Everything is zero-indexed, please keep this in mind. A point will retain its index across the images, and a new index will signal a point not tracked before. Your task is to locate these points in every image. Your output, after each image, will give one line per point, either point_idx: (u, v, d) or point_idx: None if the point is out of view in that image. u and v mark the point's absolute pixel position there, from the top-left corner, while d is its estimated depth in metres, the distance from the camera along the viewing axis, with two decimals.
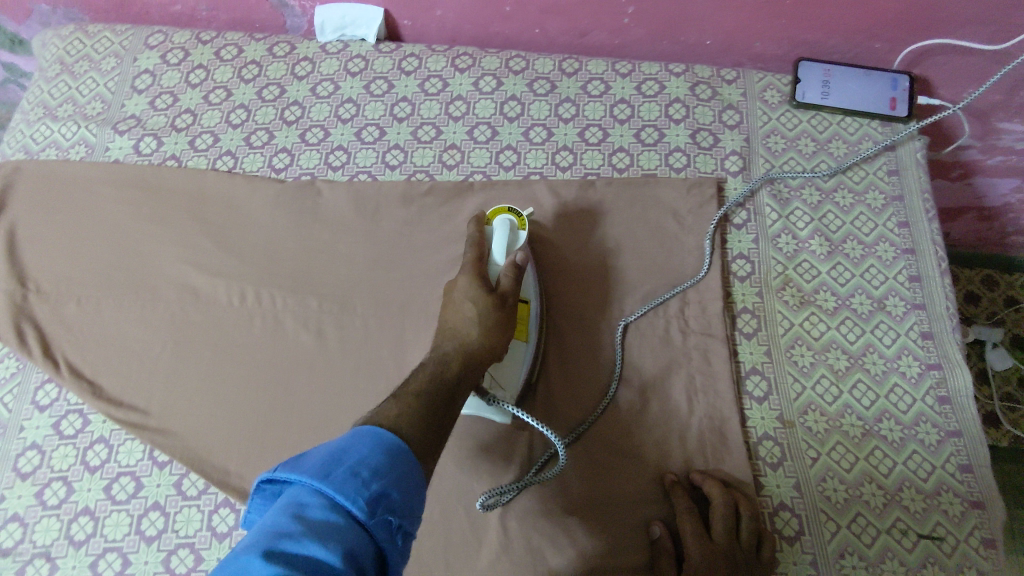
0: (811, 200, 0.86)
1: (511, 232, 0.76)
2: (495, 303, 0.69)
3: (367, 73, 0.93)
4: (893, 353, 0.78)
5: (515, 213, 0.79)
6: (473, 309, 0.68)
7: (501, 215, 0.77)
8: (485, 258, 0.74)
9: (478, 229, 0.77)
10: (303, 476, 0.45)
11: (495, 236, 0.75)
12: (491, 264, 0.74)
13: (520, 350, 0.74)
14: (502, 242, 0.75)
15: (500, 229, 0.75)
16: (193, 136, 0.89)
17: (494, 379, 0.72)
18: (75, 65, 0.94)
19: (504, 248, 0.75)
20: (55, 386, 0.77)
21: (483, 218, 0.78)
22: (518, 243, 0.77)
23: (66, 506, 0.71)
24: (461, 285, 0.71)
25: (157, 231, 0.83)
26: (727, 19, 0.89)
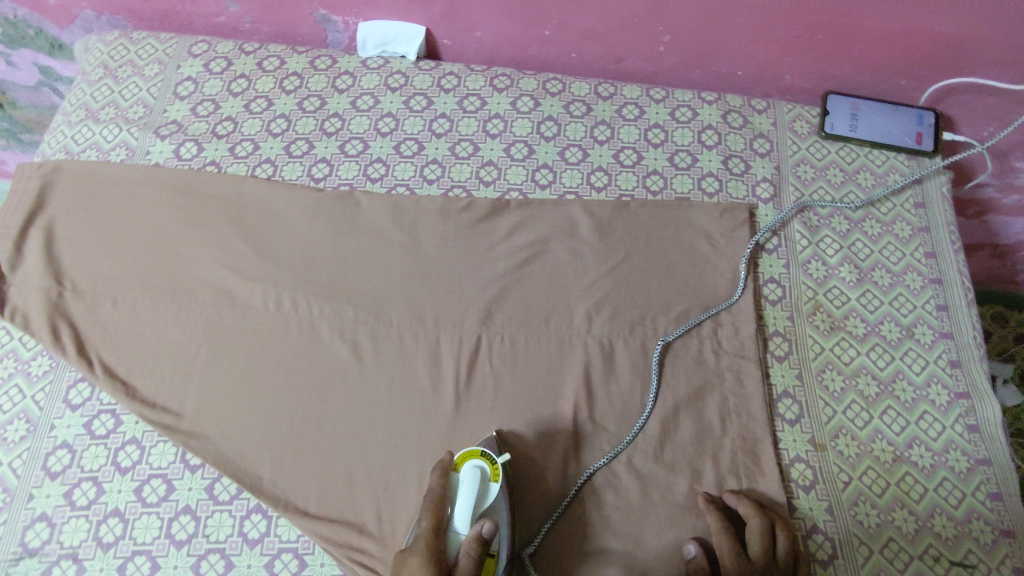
0: (841, 228, 0.88)
1: (480, 485, 0.68)
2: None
3: (406, 89, 0.95)
4: (922, 381, 0.79)
5: (489, 459, 0.70)
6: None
7: (470, 463, 0.69)
8: (444, 528, 0.66)
9: (445, 480, 0.69)
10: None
11: (460, 493, 0.67)
12: (453, 538, 0.65)
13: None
14: (467, 506, 0.66)
15: (467, 486, 0.67)
16: (234, 144, 0.90)
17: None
18: (119, 69, 0.95)
19: (469, 518, 0.66)
20: (88, 385, 0.77)
21: (450, 465, 0.70)
22: (486, 501, 0.68)
23: (95, 507, 0.70)
24: (412, 564, 0.62)
25: (195, 235, 0.84)
26: (760, 51, 0.92)
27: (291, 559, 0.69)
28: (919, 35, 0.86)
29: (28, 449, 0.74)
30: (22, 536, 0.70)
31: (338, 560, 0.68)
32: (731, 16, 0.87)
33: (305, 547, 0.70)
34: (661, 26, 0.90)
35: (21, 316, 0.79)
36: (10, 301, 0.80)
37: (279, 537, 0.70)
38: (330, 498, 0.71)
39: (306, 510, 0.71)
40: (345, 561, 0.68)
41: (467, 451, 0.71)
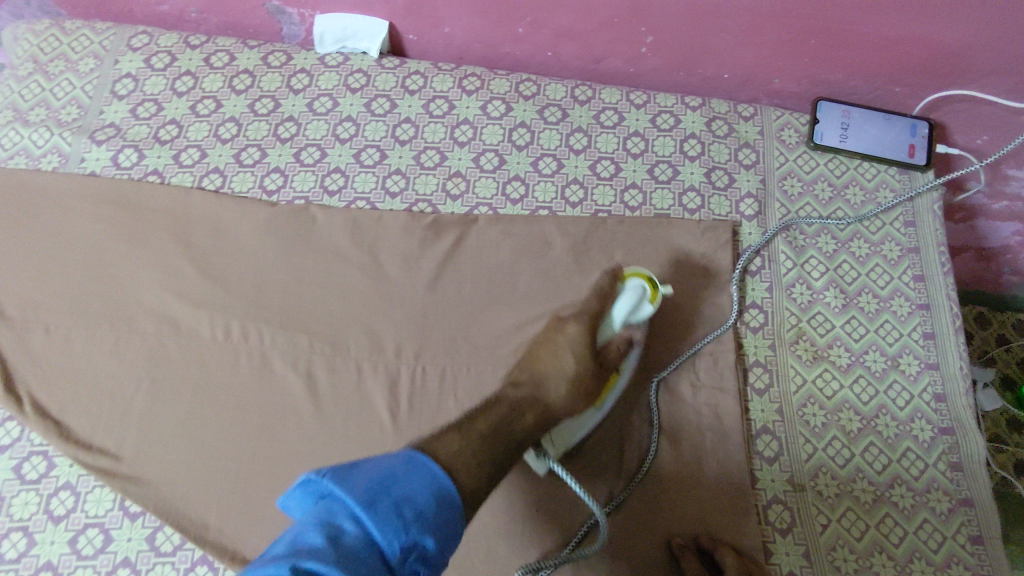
0: (827, 248, 0.83)
1: (639, 301, 0.68)
2: (592, 375, 0.64)
3: (368, 90, 0.87)
4: (906, 416, 0.76)
5: (652, 282, 0.70)
6: (572, 369, 0.63)
7: (636, 280, 0.69)
8: (602, 314, 0.67)
9: (611, 279, 0.69)
10: (347, 496, 0.44)
11: (625, 293, 0.67)
12: (605, 325, 0.67)
13: (588, 414, 0.71)
14: (627, 309, 0.67)
15: (630, 293, 0.67)
16: (178, 150, 0.83)
17: (551, 437, 0.68)
18: (50, 65, 0.86)
19: (627, 316, 0.67)
20: (17, 424, 0.71)
21: (618, 273, 0.70)
22: (641, 315, 0.68)
23: (26, 561, 0.66)
24: (568, 334, 0.65)
25: (136, 254, 0.77)
26: (748, 55, 0.86)
27: None
28: (916, 42, 0.80)
29: None
30: None
31: None
32: (718, 18, 0.81)
33: None
34: (643, 26, 0.83)
35: None
36: None
37: None
38: None
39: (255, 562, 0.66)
40: None
41: (636, 269, 0.71)
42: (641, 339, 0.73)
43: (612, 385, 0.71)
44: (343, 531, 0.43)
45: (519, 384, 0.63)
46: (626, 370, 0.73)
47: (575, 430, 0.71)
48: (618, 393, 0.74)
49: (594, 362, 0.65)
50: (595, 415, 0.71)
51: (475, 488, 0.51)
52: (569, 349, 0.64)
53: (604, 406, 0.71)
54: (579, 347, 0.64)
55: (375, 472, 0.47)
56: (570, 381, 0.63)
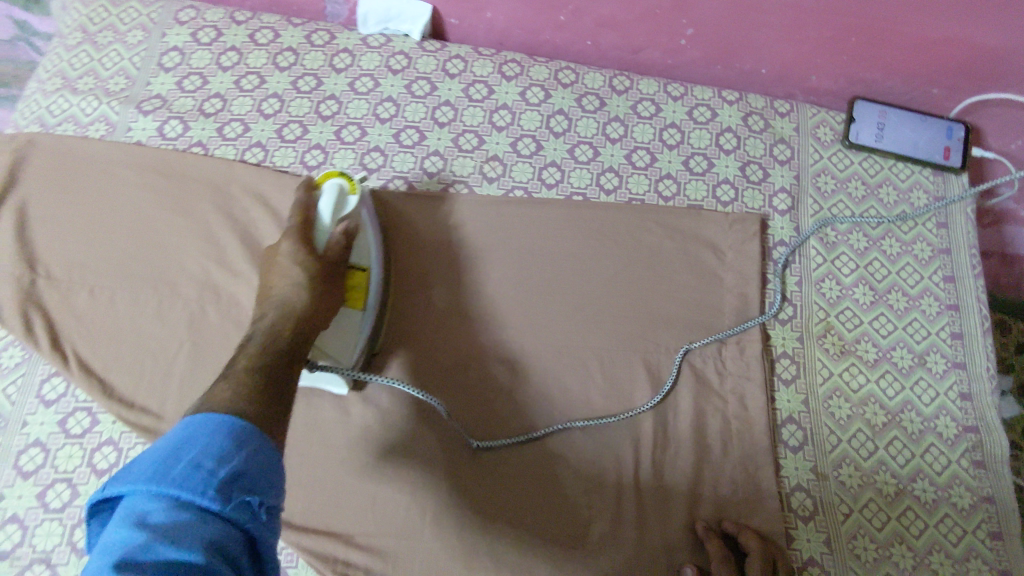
0: (858, 245, 0.84)
1: (339, 198, 0.68)
2: (324, 276, 0.65)
3: (409, 72, 0.88)
4: (930, 412, 0.76)
5: (349, 178, 0.72)
6: (300, 276, 0.63)
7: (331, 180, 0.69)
8: (311, 225, 0.66)
9: (308, 192, 0.69)
10: (135, 485, 0.44)
11: (325, 197, 0.67)
12: (318, 231, 0.66)
13: (354, 319, 0.71)
14: (329, 209, 0.67)
15: (330, 193, 0.68)
16: (222, 124, 0.85)
17: (321, 349, 0.69)
18: (99, 35, 0.88)
19: (332, 214, 0.67)
20: (63, 380, 0.74)
21: (312, 183, 0.71)
22: (345, 210, 0.69)
23: (69, 511, 0.69)
24: (284, 252, 0.65)
25: (179, 222, 0.79)
26: (787, 51, 0.87)
27: None
28: (956, 45, 0.80)
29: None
30: None
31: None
32: (761, 13, 0.81)
33: (288, 561, 0.71)
34: (685, 19, 0.84)
35: None
36: None
37: None
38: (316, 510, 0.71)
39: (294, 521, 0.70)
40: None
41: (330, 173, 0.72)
42: (359, 239, 0.73)
43: (361, 284, 0.72)
44: (147, 513, 0.43)
45: (260, 320, 0.62)
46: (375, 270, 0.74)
47: (354, 338, 0.71)
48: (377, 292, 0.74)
49: (324, 263, 0.65)
50: (363, 317, 0.72)
51: (250, 408, 0.52)
52: (289, 272, 0.64)
53: (368, 306, 0.72)
54: (301, 260, 0.64)
55: (157, 451, 0.46)
56: (304, 288, 0.63)
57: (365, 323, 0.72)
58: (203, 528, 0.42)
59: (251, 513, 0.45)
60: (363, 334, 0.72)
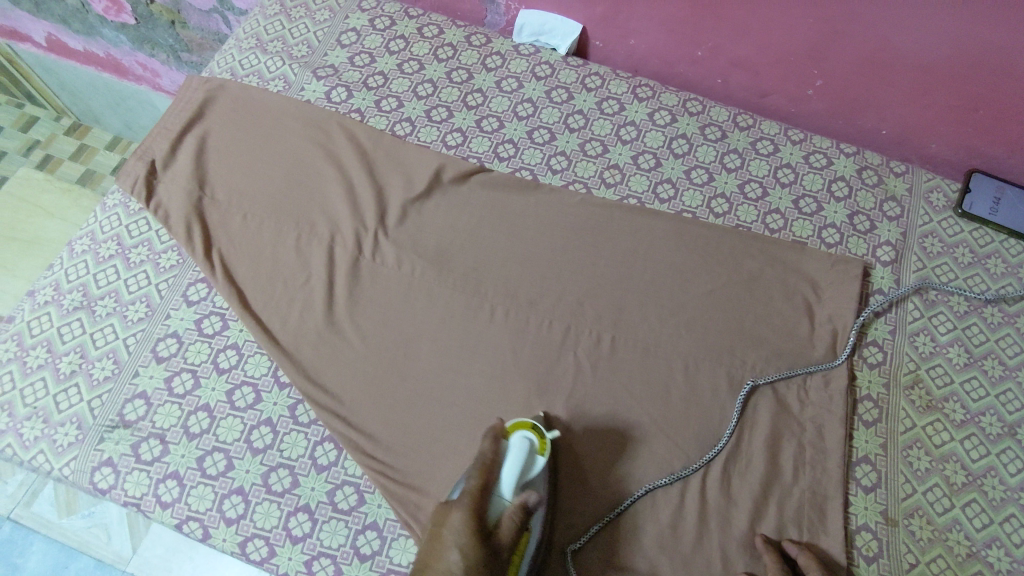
0: (959, 308, 0.85)
1: (528, 457, 0.69)
2: (484, 559, 0.61)
3: (551, 80, 0.97)
4: (1015, 483, 0.75)
5: (538, 432, 0.71)
6: (459, 567, 0.60)
7: (519, 434, 0.70)
8: (490, 489, 0.67)
9: (494, 444, 0.70)
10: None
11: (508, 458, 0.68)
12: (496, 499, 0.67)
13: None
14: (513, 470, 0.67)
15: (518, 452, 0.68)
16: (381, 97, 0.95)
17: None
18: (293, 9, 1.02)
19: (515, 479, 0.67)
20: (207, 286, 0.82)
21: (500, 433, 0.71)
22: (532, 470, 0.69)
23: (189, 398, 0.75)
24: (452, 524, 0.63)
25: (327, 171, 0.89)
26: (912, 114, 0.90)
27: (351, 494, 0.72)
28: None
29: (142, 330, 0.79)
30: (121, 407, 0.75)
31: (394, 505, 0.71)
32: (893, 73, 0.86)
33: (367, 485, 0.72)
34: (816, 69, 0.90)
35: (163, 211, 0.86)
36: (155, 195, 0.87)
37: (345, 469, 0.73)
38: (397, 444, 0.74)
39: (375, 451, 0.74)
40: (400, 508, 0.70)
41: (517, 421, 0.72)
42: (545, 504, 0.71)
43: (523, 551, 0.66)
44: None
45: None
46: (534, 542, 0.68)
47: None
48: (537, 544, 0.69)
49: (485, 545, 0.62)
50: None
51: None
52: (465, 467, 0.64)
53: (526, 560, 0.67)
54: (463, 540, 0.62)
55: None
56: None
57: None
58: None
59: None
60: None
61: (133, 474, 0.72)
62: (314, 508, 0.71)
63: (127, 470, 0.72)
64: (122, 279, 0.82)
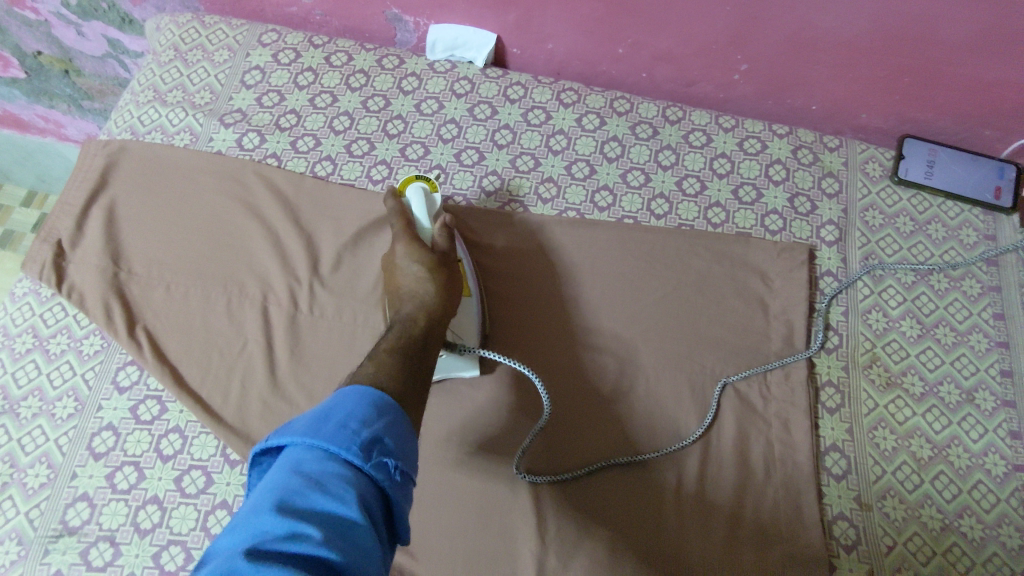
0: (906, 279, 0.85)
1: (426, 197, 0.79)
2: (436, 260, 0.72)
3: (472, 96, 0.93)
4: (979, 449, 0.76)
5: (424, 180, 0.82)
6: (421, 267, 0.71)
7: (413, 186, 0.79)
8: (413, 225, 0.76)
9: (397, 201, 0.79)
10: (293, 437, 0.46)
11: (415, 204, 0.78)
12: (420, 228, 0.76)
13: (467, 304, 0.77)
14: (423, 209, 0.77)
15: (419, 198, 0.78)
16: (296, 138, 0.90)
17: (454, 332, 0.75)
18: (189, 53, 0.95)
19: (426, 211, 0.77)
20: (138, 368, 0.77)
21: (395, 195, 0.80)
22: (435, 205, 0.80)
23: (135, 493, 0.71)
24: (399, 253, 0.73)
25: (250, 226, 0.84)
26: (839, 89, 0.89)
27: None
28: (1011, 89, 0.83)
29: (74, 427, 0.74)
30: (63, 513, 0.70)
31: None
32: (815, 50, 0.84)
33: None
34: (739, 54, 0.88)
35: (78, 293, 0.80)
36: (67, 278, 0.81)
37: None
38: None
39: None
40: None
41: (405, 183, 0.82)
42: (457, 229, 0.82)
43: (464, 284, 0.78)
44: (300, 461, 0.44)
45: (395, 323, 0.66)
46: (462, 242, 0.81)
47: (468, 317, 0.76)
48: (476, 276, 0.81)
49: (433, 253, 0.73)
50: (474, 301, 0.77)
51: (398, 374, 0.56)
52: (409, 268, 0.72)
53: (474, 289, 0.78)
54: (417, 256, 0.72)
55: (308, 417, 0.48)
56: (427, 275, 0.70)
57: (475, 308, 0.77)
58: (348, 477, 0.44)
59: (386, 473, 0.46)
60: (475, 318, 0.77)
61: None
62: None
63: None
64: (44, 373, 0.77)
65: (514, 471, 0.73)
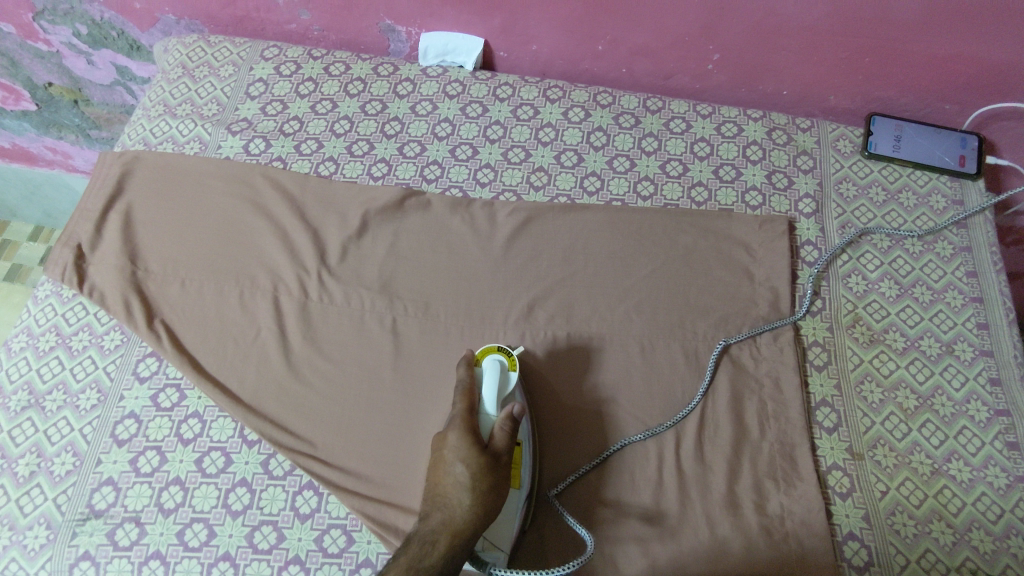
0: (882, 245, 0.90)
1: (502, 375, 0.74)
2: (487, 465, 0.67)
3: (463, 97, 0.99)
4: (961, 397, 0.80)
5: (506, 352, 0.77)
6: (466, 476, 0.66)
7: (490, 357, 0.76)
8: (476, 410, 0.72)
9: (470, 370, 0.75)
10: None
11: (484, 380, 0.74)
12: (483, 417, 0.72)
13: (512, 500, 0.71)
14: (492, 391, 0.73)
15: (493, 374, 0.74)
16: (299, 142, 0.96)
17: (487, 540, 0.69)
18: (196, 70, 1.01)
19: (496, 397, 0.73)
20: (157, 359, 0.81)
21: (472, 359, 0.77)
22: (509, 386, 0.74)
23: (158, 475, 0.74)
24: (451, 444, 0.69)
25: (259, 223, 0.89)
26: (807, 72, 0.95)
27: (340, 535, 0.72)
28: (965, 61, 0.89)
29: (97, 417, 0.77)
30: (89, 498, 0.73)
31: (385, 540, 0.71)
32: (781, 37, 0.91)
33: (354, 524, 0.72)
34: (711, 44, 0.94)
35: (98, 292, 0.84)
36: (87, 279, 0.85)
37: (329, 513, 0.73)
38: (377, 479, 0.74)
39: (356, 491, 0.73)
40: (392, 542, 0.70)
41: (486, 347, 0.79)
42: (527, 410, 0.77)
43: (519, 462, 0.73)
44: None
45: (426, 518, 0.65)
46: (526, 440, 0.75)
47: (511, 518, 0.70)
48: (533, 465, 0.74)
49: (485, 456, 0.68)
50: (521, 496, 0.71)
51: None
52: (454, 468, 0.67)
53: (523, 483, 0.72)
54: (466, 457, 0.67)
55: None
56: (468, 486, 0.66)
57: (519, 510, 0.71)
58: None
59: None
60: (518, 515, 0.71)
61: (113, 563, 0.70)
62: (304, 558, 0.70)
63: (107, 560, 0.70)
64: (67, 369, 0.80)
65: (548, 493, 0.74)
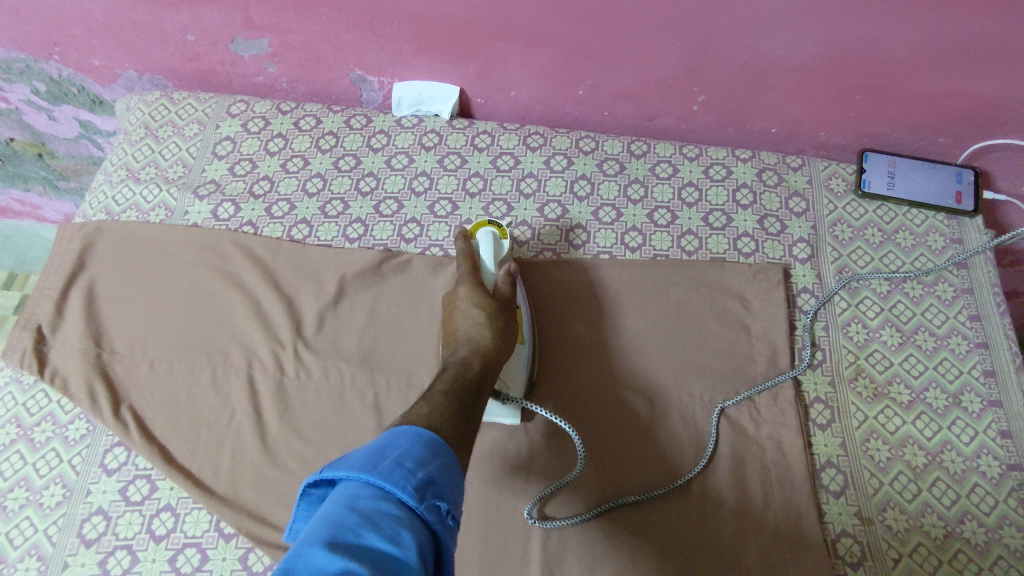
0: (881, 289, 0.86)
1: (495, 242, 0.83)
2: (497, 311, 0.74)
3: (440, 148, 0.95)
4: (971, 452, 0.76)
5: (496, 225, 0.86)
6: (479, 314, 0.73)
7: (483, 229, 0.84)
8: (478, 269, 0.80)
9: (466, 243, 0.83)
10: (350, 472, 0.46)
11: (482, 246, 0.81)
12: (485, 274, 0.80)
13: (519, 351, 0.77)
14: (490, 254, 0.81)
15: (488, 242, 0.82)
16: (270, 204, 0.91)
17: (502, 381, 0.76)
18: (160, 129, 0.97)
19: (493, 258, 0.81)
20: (125, 449, 0.76)
21: (467, 233, 0.84)
22: (502, 251, 0.83)
23: None
24: (463, 295, 0.76)
25: (229, 294, 0.84)
26: (795, 111, 0.92)
27: None
28: (958, 97, 0.86)
29: (63, 515, 0.73)
30: None
31: None
32: (768, 77, 0.87)
33: None
34: (696, 86, 0.90)
35: (61, 378, 0.79)
36: (49, 363, 0.80)
37: None
38: None
39: None
40: None
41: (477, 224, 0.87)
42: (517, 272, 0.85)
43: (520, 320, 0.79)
44: (356, 495, 0.45)
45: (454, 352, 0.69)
46: (525, 305, 0.81)
47: (520, 366, 0.77)
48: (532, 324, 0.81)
49: (494, 300, 0.75)
50: (526, 349, 0.78)
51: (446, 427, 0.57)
52: (469, 313, 0.74)
53: (527, 337, 0.78)
54: (479, 302, 0.74)
55: (361, 452, 0.49)
56: (486, 325, 0.72)
57: (526, 359, 0.78)
58: (403, 519, 0.44)
59: (439, 516, 0.47)
60: (526, 364, 0.77)
61: None
62: None
63: None
64: (29, 463, 0.76)
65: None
